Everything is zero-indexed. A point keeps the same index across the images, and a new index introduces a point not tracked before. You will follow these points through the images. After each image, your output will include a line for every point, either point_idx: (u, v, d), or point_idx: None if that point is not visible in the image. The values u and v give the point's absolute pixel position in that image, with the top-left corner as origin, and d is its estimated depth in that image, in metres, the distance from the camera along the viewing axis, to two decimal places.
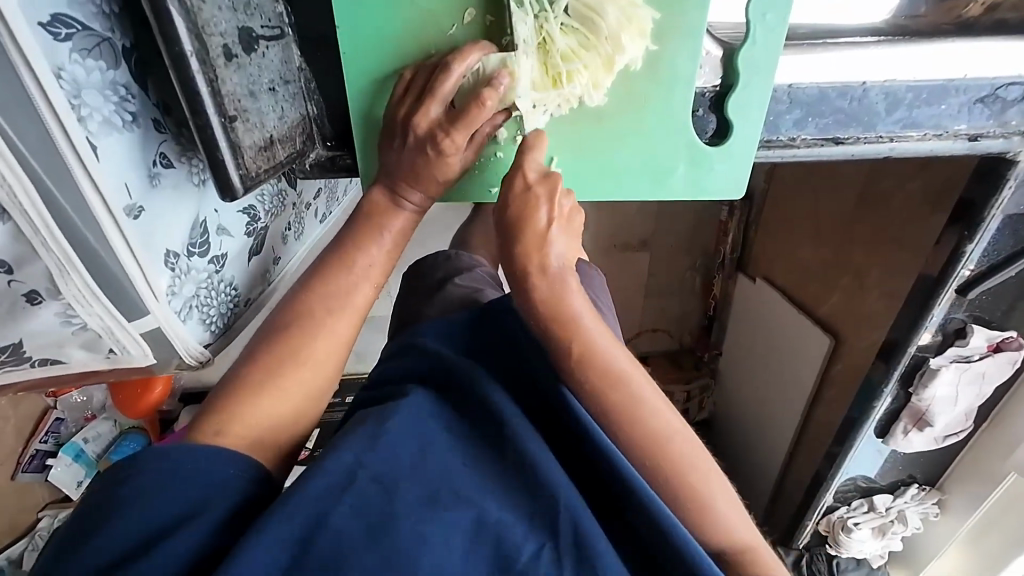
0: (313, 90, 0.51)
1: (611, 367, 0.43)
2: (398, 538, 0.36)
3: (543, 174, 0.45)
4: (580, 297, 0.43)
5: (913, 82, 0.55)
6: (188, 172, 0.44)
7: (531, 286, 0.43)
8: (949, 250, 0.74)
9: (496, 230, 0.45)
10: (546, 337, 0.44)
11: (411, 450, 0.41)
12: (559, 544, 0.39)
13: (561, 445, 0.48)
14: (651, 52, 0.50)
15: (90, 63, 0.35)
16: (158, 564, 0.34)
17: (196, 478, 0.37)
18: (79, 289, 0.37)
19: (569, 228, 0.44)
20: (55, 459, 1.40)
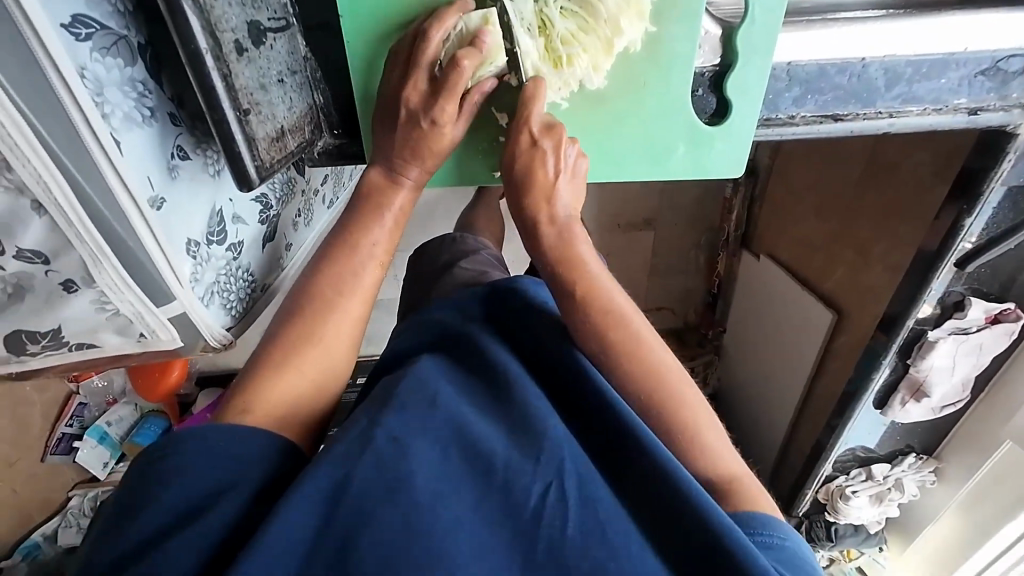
0: (319, 79, 0.52)
1: (625, 326, 0.47)
2: (414, 498, 0.39)
3: (545, 126, 0.48)
4: (583, 242, 0.48)
5: (914, 57, 0.55)
6: (204, 163, 0.46)
7: (541, 233, 0.48)
8: (949, 223, 0.75)
9: (508, 187, 0.49)
10: (555, 282, 0.48)
11: (422, 401, 0.46)
12: (569, 499, 0.41)
13: (573, 412, 0.50)
14: (651, 34, 0.51)
15: (110, 61, 0.37)
16: (198, 528, 0.37)
17: (233, 452, 0.41)
18: (112, 278, 0.40)
19: (574, 178, 0.48)
20: (82, 442, 1.46)
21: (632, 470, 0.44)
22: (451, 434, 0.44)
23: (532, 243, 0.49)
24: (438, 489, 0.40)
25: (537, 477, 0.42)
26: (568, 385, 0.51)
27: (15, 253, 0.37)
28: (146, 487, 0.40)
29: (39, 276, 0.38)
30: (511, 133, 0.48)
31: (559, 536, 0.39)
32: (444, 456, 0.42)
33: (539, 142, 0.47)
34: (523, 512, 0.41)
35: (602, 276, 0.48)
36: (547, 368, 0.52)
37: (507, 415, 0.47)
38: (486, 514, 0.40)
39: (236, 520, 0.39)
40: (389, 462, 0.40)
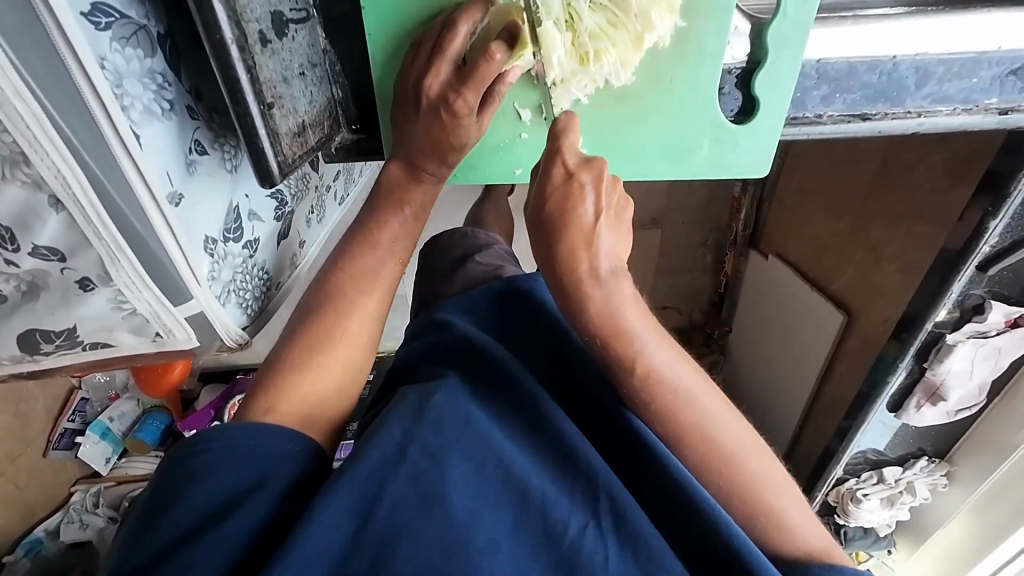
0: (338, 73, 0.51)
1: (665, 376, 0.41)
2: (450, 512, 0.38)
3: (583, 158, 0.39)
4: (632, 300, 0.39)
5: (945, 55, 0.54)
6: (221, 158, 0.45)
7: (585, 293, 0.38)
8: (973, 225, 0.74)
9: (538, 232, 0.39)
10: (597, 343, 0.40)
11: (455, 427, 0.42)
12: (600, 516, 0.41)
13: (587, 417, 0.49)
14: (680, 29, 0.49)
15: (129, 51, 0.35)
16: (223, 536, 0.36)
17: (257, 457, 0.39)
18: (130, 277, 0.38)
19: (617, 223, 0.39)
20: (84, 437, 1.45)
21: (653, 480, 0.45)
22: (486, 457, 0.42)
23: (568, 302, 0.39)
24: (474, 511, 0.39)
25: (573, 507, 0.41)
26: (584, 394, 0.50)
27: (31, 251, 0.36)
28: (171, 487, 0.38)
29: (55, 274, 0.37)
30: (541, 168, 0.40)
31: (598, 568, 0.39)
32: (478, 477, 0.41)
33: (574, 175, 0.39)
34: (561, 541, 0.40)
35: (651, 329, 0.40)
36: (558, 375, 0.51)
37: (529, 419, 0.47)
38: (522, 540, 0.40)
39: (263, 525, 0.38)
40: (427, 476, 0.40)
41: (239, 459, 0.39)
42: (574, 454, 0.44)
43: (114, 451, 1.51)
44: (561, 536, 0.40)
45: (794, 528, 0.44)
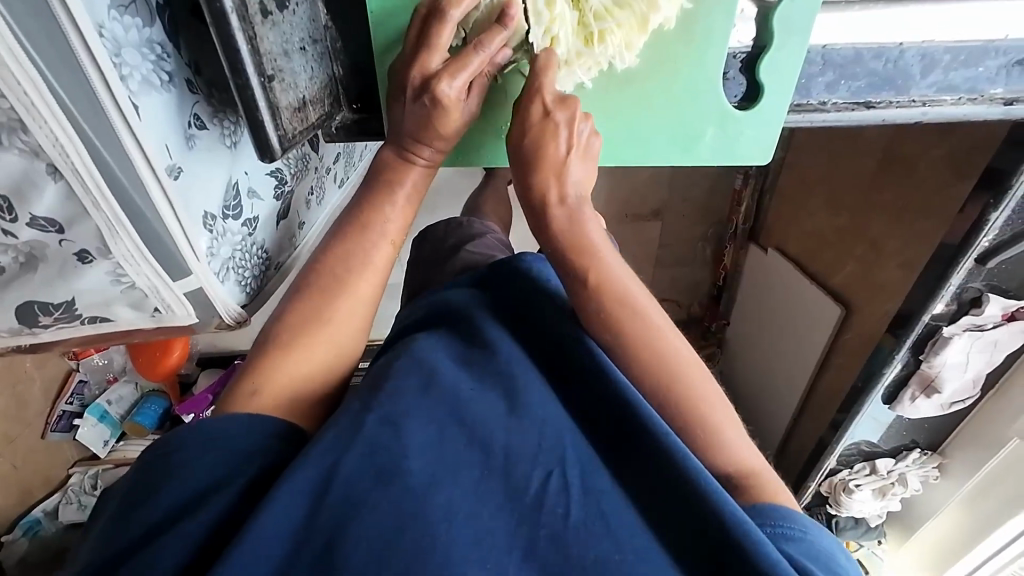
0: (339, 50, 0.51)
1: (629, 299, 0.46)
2: (406, 485, 0.38)
3: (559, 97, 0.46)
4: (593, 227, 0.46)
5: (951, 44, 0.54)
6: (220, 133, 0.44)
7: (552, 215, 0.46)
8: (974, 216, 0.72)
9: (517, 166, 0.47)
10: (565, 271, 0.47)
11: (419, 381, 0.45)
12: (566, 472, 0.41)
13: (572, 391, 0.48)
14: (686, 11, 0.49)
15: (128, 20, 0.35)
16: (205, 516, 0.36)
17: (226, 443, 0.39)
18: (129, 250, 0.38)
19: (585, 155, 0.46)
20: (82, 420, 1.46)
21: (637, 454, 0.43)
22: (451, 421, 0.43)
23: (540, 223, 0.47)
24: (434, 473, 0.39)
25: (536, 467, 0.41)
26: (571, 365, 0.48)
27: (29, 222, 0.36)
28: (157, 469, 0.39)
29: (53, 246, 0.37)
30: (521, 106, 0.46)
31: (560, 525, 0.39)
32: (439, 439, 0.41)
33: (551, 114, 0.46)
34: (524, 496, 0.40)
35: (614, 264, 0.46)
36: (545, 345, 0.50)
37: (498, 380, 0.46)
38: (485, 494, 0.40)
39: (234, 502, 0.37)
40: (384, 450, 0.39)
41: (215, 445, 0.39)
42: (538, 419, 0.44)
43: (112, 436, 1.50)
44: (527, 494, 0.40)
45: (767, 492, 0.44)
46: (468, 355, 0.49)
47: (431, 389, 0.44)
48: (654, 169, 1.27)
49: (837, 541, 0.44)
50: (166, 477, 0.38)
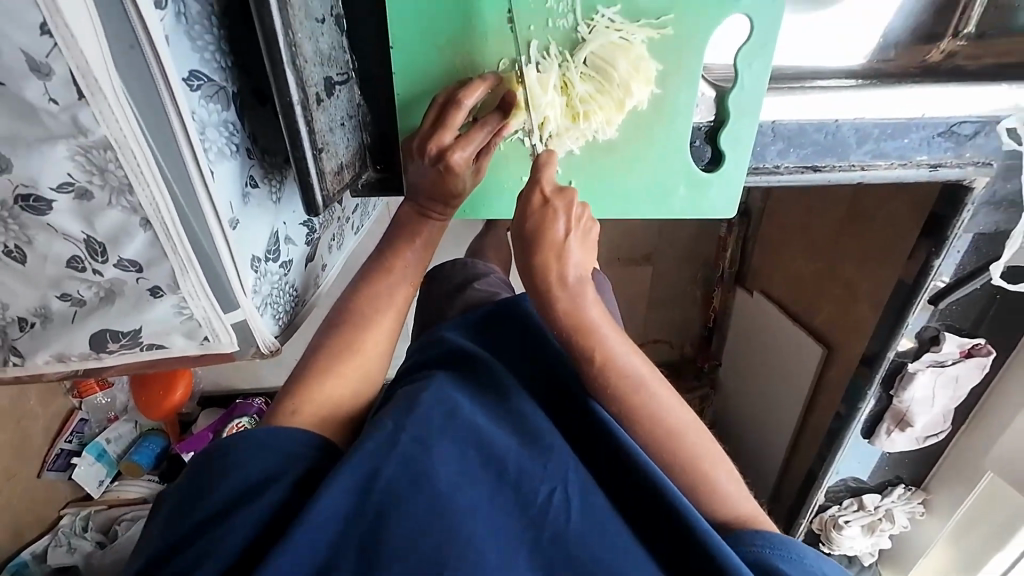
0: (367, 123, 0.61)
1: (630, 373, 0.49)
2: (437, 486, 0.44)
3: (557, 188, 0.50)
4: (593, 308, 0.49)
5: (879, 120, 0.64)
6: (268, 191, 0.53)
7: (554, 299, 0.49)
8: (920, 264, 0.80)
9: (520, 248, 0.50)
10: (571, 347, 0.50)
11: (441, 412, 0.50)
12: (569, 488, 0.47)
13: (566, 422, 0.54)
14: (656, 95, 0.59)
15: (212, 107, 0.44)
16: (250, 514, 0.42)
17: (270, 453, 0.45)
18: (194, 286, 0.46)
19: (585, 241, 0.49)
20: (79, 458, 1.48)
21: (626, 478, 0.49)
22: (470, 441, 0.48)
23: (543, 302, 0.49)
24: (458, 481, 0.45)
25: (543, 482, 0.47)
26: (568, 397, 0.55)
27: (116, 263, 0.43)
28: (207, 474, 0.44)
29: (131, 283, 0.45)
30: (524, 192, 0.51)
31: (563, 527, 0.45)
32: (463, 453, 0.47)
33: (550, 203, 0.50)
34: (532, 507, 0.46)
35: (615, 341, 0.49)
36: (544, 378, 0.57)
37: (508, 413, 0.52)
38: (499, 505, 0.46)
39: (280, 503, 0.43)
40: (416, 463, 0.45)
41: (260, 452, 0.45)
42: (544, 444, 0.49)
43: (108, 474, 1.52)
44: (534, 504, 0.46)
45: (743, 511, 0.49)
46: (477, 387, 0.55)
47: (450, 416, 0.50)
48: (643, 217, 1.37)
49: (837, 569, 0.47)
50: (215, 481, 0.44)
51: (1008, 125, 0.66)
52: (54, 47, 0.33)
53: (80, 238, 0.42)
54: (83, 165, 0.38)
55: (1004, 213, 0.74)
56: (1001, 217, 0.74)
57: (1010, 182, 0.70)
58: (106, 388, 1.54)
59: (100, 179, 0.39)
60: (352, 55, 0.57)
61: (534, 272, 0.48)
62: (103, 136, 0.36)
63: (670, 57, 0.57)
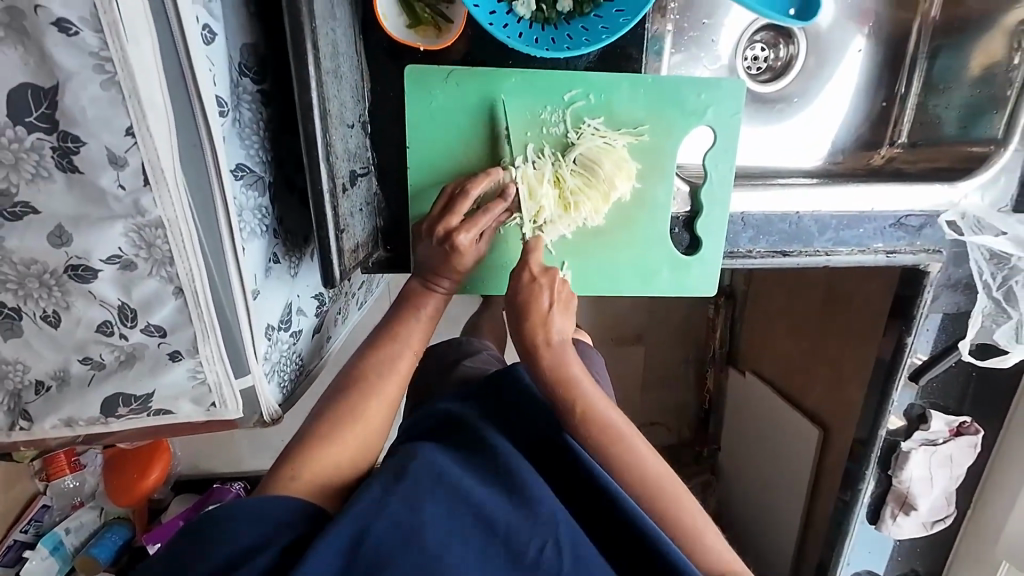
0: (381, 208, 0.68)
1: (612, 427, 0.55)
2: (426, 544, 0.44)
3: (544, 268, 0.57)
4: (575, 364, 0.55)
5: (835, 213, 0.73)
6: (287, 266, 0.59)
7: (540, 357, 0.55)
8: (895, 342, 0.82)
9: (511, 313, 0.57)
10: (555, 399, 0.56)
11: (429, 475, 0.50)
12: (560, 544, 0.47)
13: (556, 477, 0.56)
14: (638, 189, 0.67)
15: (250, 193, 0.51)
16: None
17: (259, 520, 0.45)
18: (212, 352, 0.49)
19: (565, 310, 0.57)
20: (32, 551, 1.28)
21: (616, 526, 0.53)
22: (457, 501, 0.48)
23: (530, 359, 0.56)
24: (449, 542, 0.45)
25: (534, 537, 0.48)
26: (557, 453, 0.57)
27: (143, 327, 0.47)
28: (194, 546, 0.44)
29: (152, 347, 0.48)
30: (515, 270, 0.57)
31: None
32: (451, 512, 0.47)
33: (538, 278, 0.56)
34: (524, 559, 0.47)
35: (595, 393, 0.56)
36: (534, 433, 0.59)
37: (497, 472, 0.53)
38: (490, 564, 0.46)
39: (267, 572, 0.42)
40: (405, 525, 0.45)
41: (249, 520, 0.44)
42: (534, 499, 0.50)
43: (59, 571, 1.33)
44: (526, 557, 0.47)
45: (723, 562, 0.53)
46: (466, 453, 0.55)
47: (441, 477, 0.50)
48: (633, 298, 1.44)
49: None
50: (204, 554, 0.43)
51: (948, 219, 0.74)
52: (133, 144, 0.39)
53: (115, 305, 0.45)
54: (134, 240, 0.43)
55: (962, 295, 0.79)
56: (960, 298, 0.79)
57: (961, 268, 0.77)
58: (76, 470, 1.32)
59: (146, 252, 0.43)
60: (372, 153, 0.66)
61: (523, 336, 0.55)
62: (157, 216, 0.42)
63: (648, 159, 0.67)
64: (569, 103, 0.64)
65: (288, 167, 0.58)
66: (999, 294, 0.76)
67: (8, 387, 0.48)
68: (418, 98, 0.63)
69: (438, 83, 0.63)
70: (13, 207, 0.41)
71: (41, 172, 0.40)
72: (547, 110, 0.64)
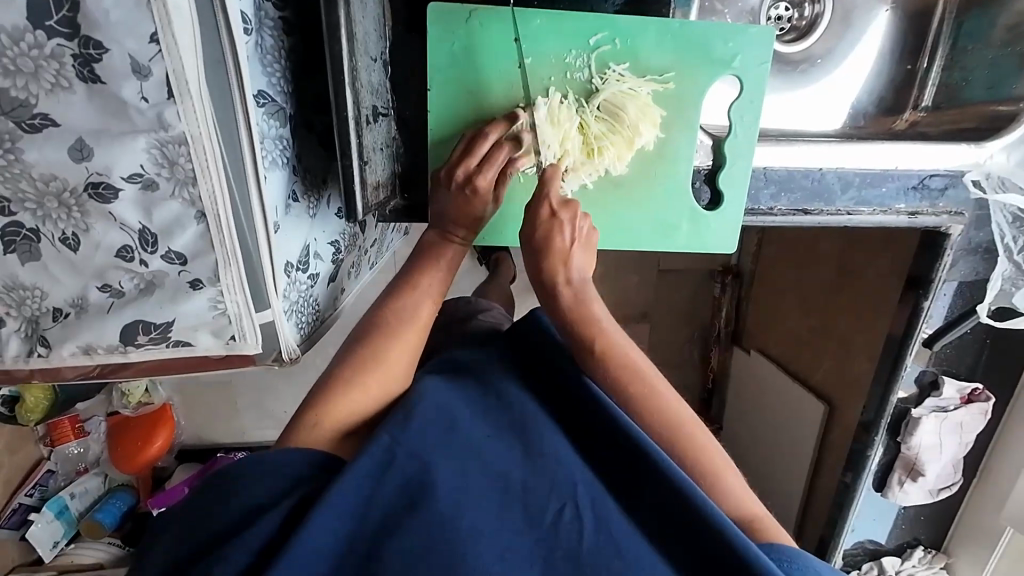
0: (399, 155, 0.67)
1: (634, 364, 0.55)
2: (435, 507, 0.43)
3: (563, 201, 0.57)
4: (595, 299, 0.57)
5: (859, 170, 0.72)
6: (306, 205, 0.58)
7: (558, 295, 0.56)
8: (910, 307, 0.82)
9: (530, 254, 0.56)
10: (575, 337, 0.56)
11: (440, 427, 0.49)
12: (578, 504, 0.47)
13: (586, 438, 0.53)
14: (660, 138, 0.66)
15: (271, 122, 0.50)
16: (256, 529, 0.41)
17: (275, 472, 0.44)
18: (234, 281, 0.48)
19: (586, 246, 0.57)
20: (38, 514, 1.25)
21: (650, 493, 0.49)
22: (471, 459, 0.48)
23: (549, 300, 0.57)
24: (460, 500, 0.44)
25: (551, 499, 0.47)
26: (585, 414, 0.54)
27: (163, 253, 0.46)
28: (215, 494, 0.43)
29: (173, 275, 0.47)
30: (533, 206, 0.57)
31: (575, 548, 0.44)
32: (462, 473, 0.46)
33: (557, 214, 0.56)
34: (542, 522, 0.46)
35: (617, 335, 0.56)
36: (559, 396, 0.57)
37: (514, 423, 0.52)
38: (507, 521, 0.45)
39: (290, 504, 0.42)
40: (417, 476, 0.45)
41: (264, 476, 0.44)
42: (549, 460, 0.49)
43: (65, 535, 1.30)
44: (542, 521, 0.46)
45: (743, 514, 0.52)
46: (485, 405, 0.54)
47: (450, 432, 0.49)
48: (641, 275, 1.43)
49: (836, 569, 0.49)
50: (224, 499, 0.43)
51: (973, 179, 0.73)
52: (157, 52, 0.38)
53: (135, 229, 0.45)
54: (157, 157, 0.42)
55: (981, 260, 0.79)
56: (979, 264, 0.79)
57: (982, 232, 0.76)
58: (82, 436, 1.32)
59: (168, 171, 0.42)
60: (392, 96, 0.65)
61: (541, 275, 0.56)
62: (181, 132, 0.41)
63: (672, 107, 0.65)
64: (594, 47, 0.63)
65: (308, 104, 0.56)
66: (1020, 258, 0.76)
67: (25, 313, 0.48)
68: (439, 37, 0.61)
69: (460, 23, 0.61)
70: (32, 119, 0.40)
71: (61, 82, 0.39)
72: (572, 53, 0.63)
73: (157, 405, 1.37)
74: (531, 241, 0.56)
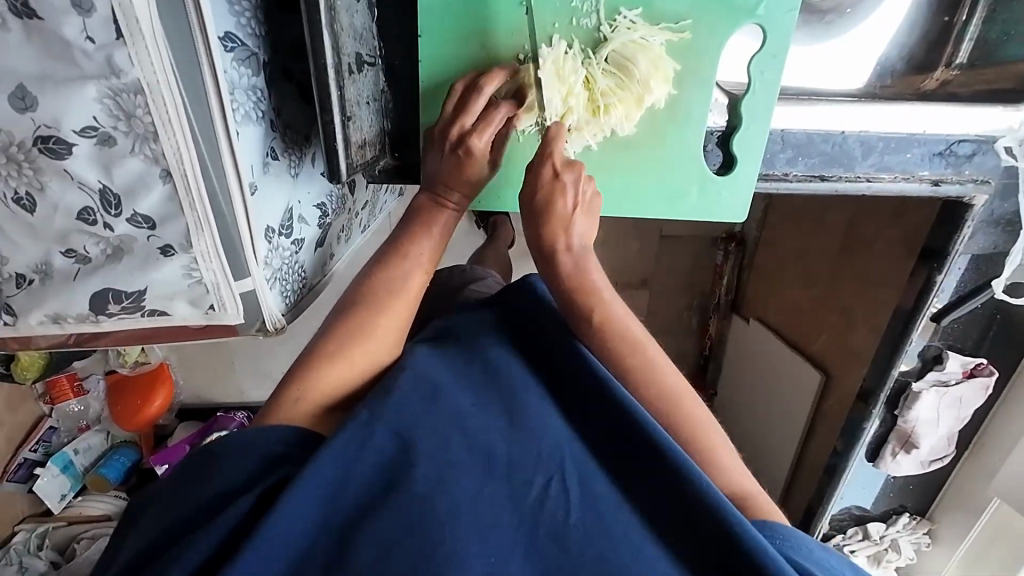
0: (389, 110, 0.62)
1: (630, 334, 0.52)
2: (416, 483, 0.42)
3: (566, 162, 0.52)
4: (596, 270, 0.53)
5: (884, 133, 0.67)
6: (287, 164, 0.53)
7: (558, 262, 0.53)
8: (922, 281, 0.79)
9: (529, 219, 0.53)
10: (571, 307, 0.53)
11: (422, 396, 0.48)
12: (565, 477, 0.45)
13: (576, 410, 0.51)
14: (672, 95, 0.61)
15: (242, 70, 0.45)
16: (237, 507, 0.40)
17: (252, 450, 0.43)
18: (208, 247, 0.44)
19: (590, 212, 0.52)
20: (43, 469, 1.27)
21: (641, 468, 0.46)
22: (452, 430, 0.46)
23: (547, 267, 0.53)
24: (441, 473, 0.43)
25: (537, 473, 0.45)
26: (575, 385, 0.52)
27: (129, 217, 0.42)
28: (198, 469, 0.42)
29: (141, 240, 0.43)
30: (535, 166, 0.53)
31: (560, 524, 0.43)
32: (444, 448, 0.44)
33: (560, 175, 0.52)
34: (525, 498, 0.44)
35: (616, 304, 0.53)
36: (549, 370, 0.55)
37: (501, 395, 0.51)
38: (491, 497, 0.43)
39: (271, 481, 0.41)
40: (402, 454, 0.44)
41: (245, 453, 0.42)
42: (537, 430, 0.48)
43: (72, 488, 1.32)
44: (529, 491, 0.44)
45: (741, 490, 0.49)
46: (469, 376, 0.52)
47: (433, 402, 0.48)
48: (642, 240, 1.39)
49: (835, 552, 0.46)
50: (207, 475, 0.42)
51: (1005, 145, 0.68)
52: None
53: (95, 189, 0.41)
54: (111, 108, 0.37)
55: (1002, 233, 0.75)
56: (999, 236, 0.75)
57: (1007, 202, 0.72)
58: (81, 394, 1.32)
59: (126, 124, 0.38)
60: (380, 42, 0.59)
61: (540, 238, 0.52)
62: (136, 79, 0.36)
63: (687, 59, 0.59)
64: None
65: (284, 50, 0.51)
66: None
67: None
68: None
69: None
70: None
71: None
72: None
73: (154, 364, 1.36)
74: (531, 207, 0.53)
